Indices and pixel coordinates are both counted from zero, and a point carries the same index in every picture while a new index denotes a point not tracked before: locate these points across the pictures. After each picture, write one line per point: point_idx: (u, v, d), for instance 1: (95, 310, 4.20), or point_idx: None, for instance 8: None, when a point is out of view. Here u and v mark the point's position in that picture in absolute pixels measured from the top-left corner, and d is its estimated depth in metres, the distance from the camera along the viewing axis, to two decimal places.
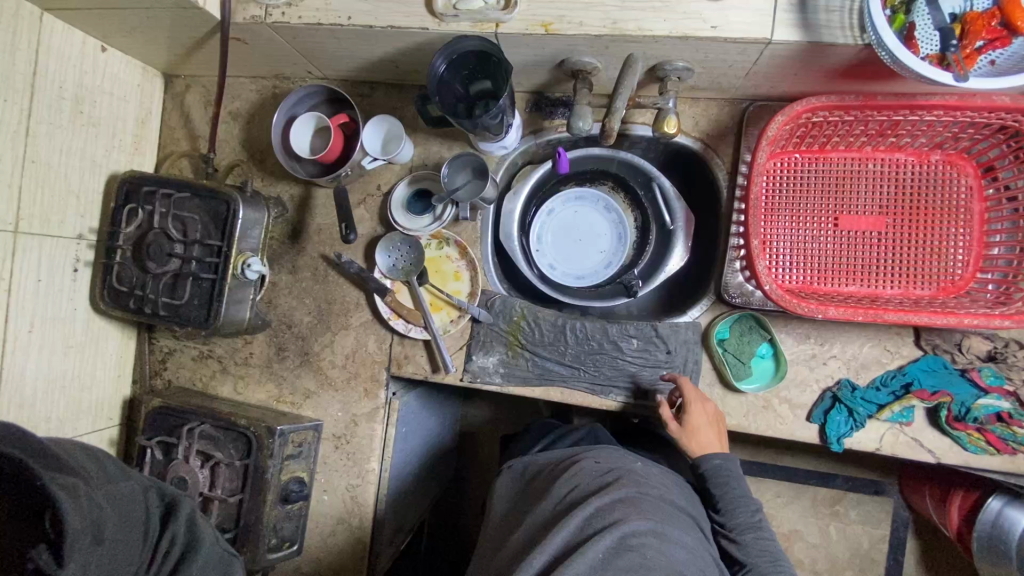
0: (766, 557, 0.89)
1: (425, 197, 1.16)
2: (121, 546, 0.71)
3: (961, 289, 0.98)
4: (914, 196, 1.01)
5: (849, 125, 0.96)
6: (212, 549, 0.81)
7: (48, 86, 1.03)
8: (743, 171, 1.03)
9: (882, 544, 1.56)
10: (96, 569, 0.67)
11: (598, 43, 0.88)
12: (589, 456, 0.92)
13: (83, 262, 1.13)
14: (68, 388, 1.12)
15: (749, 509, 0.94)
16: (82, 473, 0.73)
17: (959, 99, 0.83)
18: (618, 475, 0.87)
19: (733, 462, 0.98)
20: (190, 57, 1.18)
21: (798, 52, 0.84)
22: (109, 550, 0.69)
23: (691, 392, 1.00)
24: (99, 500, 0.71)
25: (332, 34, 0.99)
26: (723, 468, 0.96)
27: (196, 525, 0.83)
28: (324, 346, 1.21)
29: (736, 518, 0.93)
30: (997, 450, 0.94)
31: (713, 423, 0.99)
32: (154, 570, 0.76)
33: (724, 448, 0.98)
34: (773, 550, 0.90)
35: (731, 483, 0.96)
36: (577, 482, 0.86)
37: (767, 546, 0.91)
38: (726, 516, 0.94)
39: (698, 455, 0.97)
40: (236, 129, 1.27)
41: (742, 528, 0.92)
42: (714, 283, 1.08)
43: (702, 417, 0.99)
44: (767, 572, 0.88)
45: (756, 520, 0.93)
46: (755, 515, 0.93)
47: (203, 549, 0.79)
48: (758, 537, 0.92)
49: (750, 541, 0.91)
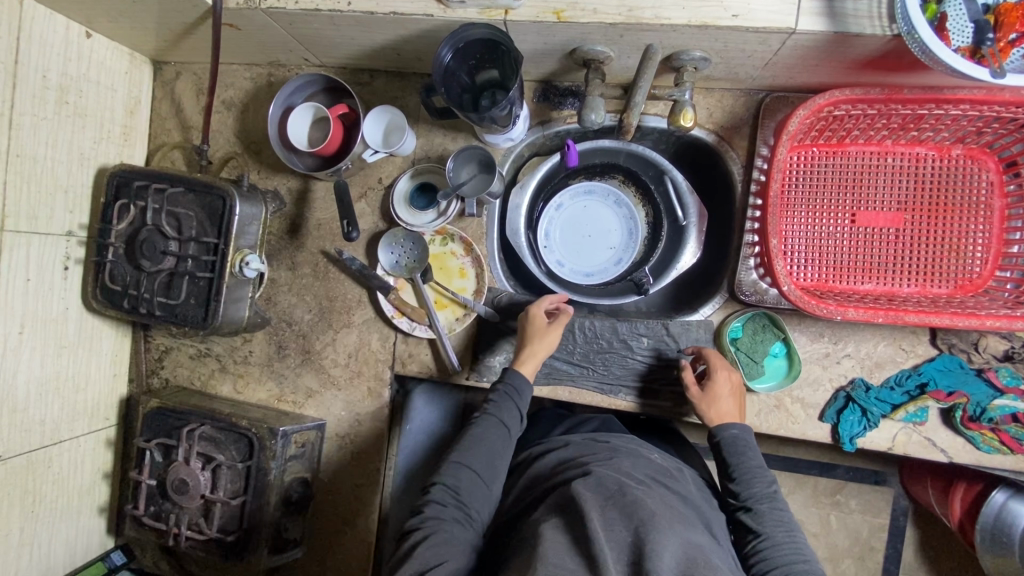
0: (781, 528, 0.83)
1: (427, 191, 1.12)
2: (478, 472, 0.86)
3: (979, 287, 0.96)
4: (934, 191, 0.98)
5: (870, 119, 0.93)
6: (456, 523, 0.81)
7: (31, 75, 0.98)
8: (759, 165, 0.99)
9: (882, 532, 1.57)
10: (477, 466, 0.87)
11: (613, 31, 0.84)
12: (611, 445, 0.91)
13: (73, 259, 1.09)
14: (63, 389, 1.09)
15: (764, 479, 0.88)
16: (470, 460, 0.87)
17: (987, 94, 0.80)
18: (639, 464, 0.86)
19: (749, 432, 0.93)
20: (180, 43, 1.13)
21: (823, 42, 0.80)
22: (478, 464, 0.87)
23: (713, 359, 0.98)
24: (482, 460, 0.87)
25: (331, 21, 0.94)
26: (741, 438, 0.91)
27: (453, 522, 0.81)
28: (326, 344, 1.18)
29: (750, 488, 0.87)
30: (1010, 449, 0.93)
31: (733, 392, 0.96)
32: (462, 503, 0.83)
33: (740, 418, 0.94)
34: (789, 522, 0.84)
35: (748, 453, 0.90)
36: (599, 460, 0.85)
37: (782, 516, 0.85)
38: (741, 485, 0.88)
39: (713, 423, 0.94)
40: (229, 119, 1.21)
41: (758, 497, 0.86)
42: (727, 281, 1.05)
43: (724, 385, 0.96)
44: (783, 542, 0.81)
45: (773, 490, 0.87)
46: (771, 486, 0.87)
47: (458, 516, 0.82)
48: (773, 509, 0.85)
49: (765, 510, 0.85)
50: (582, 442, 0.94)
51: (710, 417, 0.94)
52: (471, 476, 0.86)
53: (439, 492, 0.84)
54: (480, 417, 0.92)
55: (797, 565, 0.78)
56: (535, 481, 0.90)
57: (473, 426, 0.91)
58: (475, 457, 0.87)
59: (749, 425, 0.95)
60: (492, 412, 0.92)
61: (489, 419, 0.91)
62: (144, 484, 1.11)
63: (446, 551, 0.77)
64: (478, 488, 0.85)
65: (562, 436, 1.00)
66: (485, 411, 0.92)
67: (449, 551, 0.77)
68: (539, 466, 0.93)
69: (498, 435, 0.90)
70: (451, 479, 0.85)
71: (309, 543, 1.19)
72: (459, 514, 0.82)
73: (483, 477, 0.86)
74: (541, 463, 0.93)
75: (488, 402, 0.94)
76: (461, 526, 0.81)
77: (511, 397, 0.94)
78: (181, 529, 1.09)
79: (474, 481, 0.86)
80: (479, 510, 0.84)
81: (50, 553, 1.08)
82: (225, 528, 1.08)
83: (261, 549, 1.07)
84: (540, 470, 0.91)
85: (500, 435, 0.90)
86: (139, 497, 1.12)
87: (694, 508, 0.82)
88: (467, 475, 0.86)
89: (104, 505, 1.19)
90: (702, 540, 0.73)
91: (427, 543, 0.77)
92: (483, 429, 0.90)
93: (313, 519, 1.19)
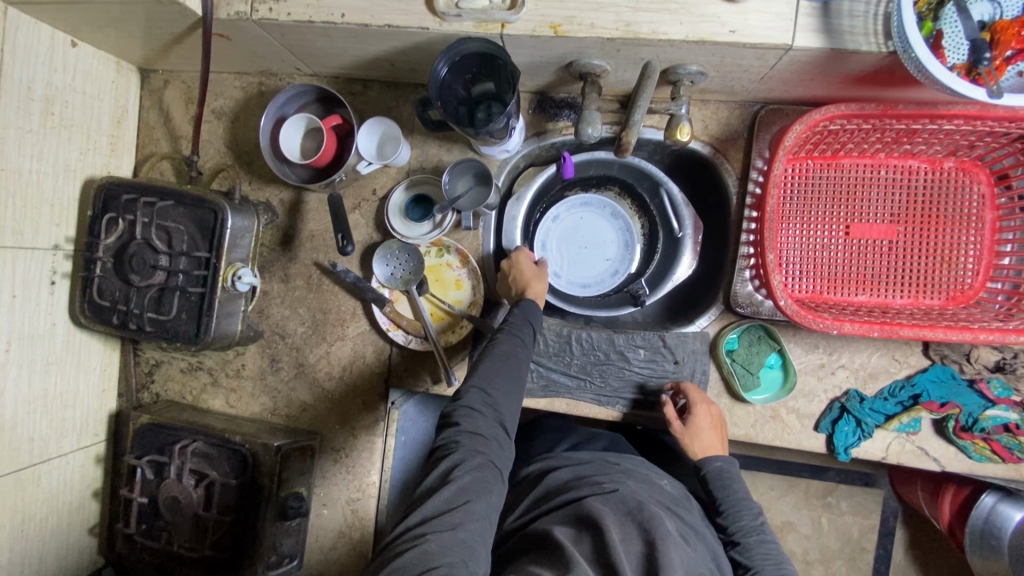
0: (770, 561, 0.88)
1: (424, 202, 1.11)
2: (503, 393, 0.85)
3: (971, 299, 0.98)
4: (926, 203, 0.99)
5: (864, 133, 0.94)
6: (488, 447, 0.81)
7: (15, 86, 0.95)
8: (755, 177, 1.00)
9: (872, 534, 1.59)
10: (503, 388, 0.85)
11: (610, 46, 0.84)
12: (624, 466, 0.93)
13: (60, 273, 1.07)
14: (52, 407, 1.07)
15: (751, 511, 0.93)
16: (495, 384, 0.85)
17: (981, 109, 0.81)
18: (653, 488, 0.88)
19: (733, 464, 0.97)
20: (168, 52, 1.11)
21: (819, 58, 0.80)
22: (504, 388, 0.86)
23: (697, 398, 0.99)
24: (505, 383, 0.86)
25: (324, 33, 0.92)
26: (725, 471, 0.96)
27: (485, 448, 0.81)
28: (320, 357, 1.17)
29: (739, 521, 0.92)
30: (1002, 459, 0.95)
31: (715, 427, 0.98)
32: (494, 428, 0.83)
33: (724, 451, 0.97)
34: (778, 553, 0.89)
35: (733, 488, 0.95)
36: (613, 479, 0.87)
37: (770, 549, 0.89)
38: (729, 520, 0.93)
39: (698, 457, 0.97)
40: (219, 128, 1.19)
41: (746, 530, 0.91)
42: (723, 293, 1.05)
43: (707, 421, 0.97)
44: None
45: (760, 523, 0.92)
46: (758, 518, 0.92)
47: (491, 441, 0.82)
48: (762, 541, 0.90)
49: (754, 544, 0.90)
50: (595, 461, 0.95)
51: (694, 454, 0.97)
52: (501, 392, 0.85)
53: (471, 404, 0.83)
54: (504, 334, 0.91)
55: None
56: (545, 496, 0.91)
57: (497, 340, 0.90)
58: (503, 373, 0.86)
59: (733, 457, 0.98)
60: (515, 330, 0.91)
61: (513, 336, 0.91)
62: (136, 502, 1.09)
63: (487, 471, 0.78)
64: (506, 402, 0.85)
65: (570, 453, 1.00)
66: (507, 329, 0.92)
67: (488, 471, 0.78)
68: (550, 480, 0.94)
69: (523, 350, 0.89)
70: (483, 390, 0.84)
71: (305, 557, 1.18)
72: (493, 427, 0.83)
73: (511, 393, 0.86)
74: (551, 479, 0.94)
75: (509, 323, 0.94)
76: (495, 442, 0.82)
77: (528, 319, 0.95)
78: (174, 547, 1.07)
79: (505, 397, 0.85)
80: (509, 420, 0.85)
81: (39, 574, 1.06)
82: (219, 545, 1.06)
83: (256, 566, 1.06)
84: (550, 485, 0.93)
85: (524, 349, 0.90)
86: (131, 515, 1.10)
87: (701, 539, 0.83)
88: (497, 390, 0.85)
89: (94, 523, 1.17)
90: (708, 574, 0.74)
91: (465, 467, 0.77)
92: (510, 346, 0.90)
93: (308, 533, 1.18)
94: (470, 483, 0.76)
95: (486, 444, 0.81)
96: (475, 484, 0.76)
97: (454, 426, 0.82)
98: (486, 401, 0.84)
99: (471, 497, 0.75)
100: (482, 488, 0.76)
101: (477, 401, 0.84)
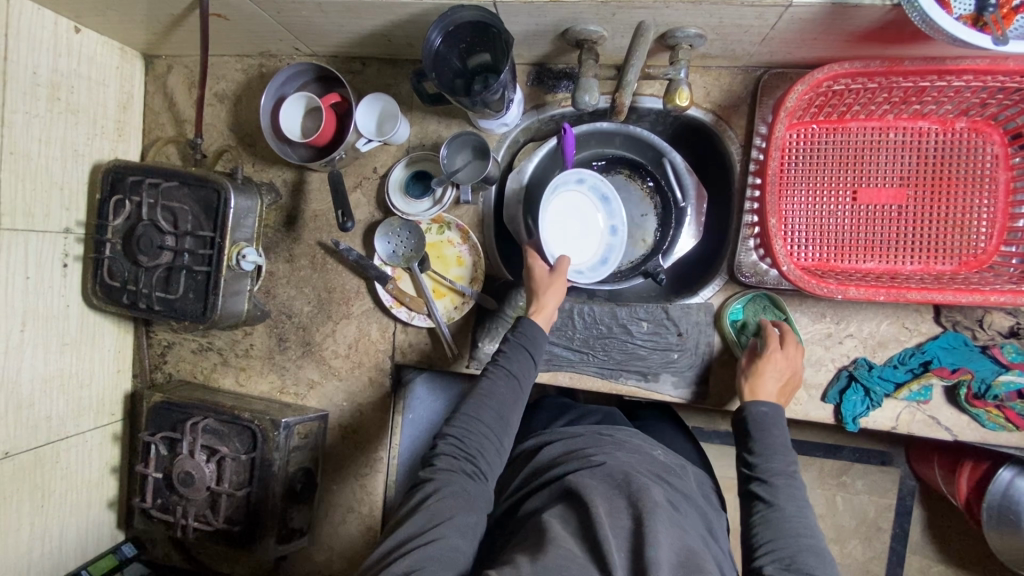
0: (793, 503, 0.78)
1: (423, 179, 1.12)
2: (483, 433, 0.84)
3: (984, 263, 0.95)
4: (938, 165, 0.97)
5: (870, 93, 0.91)
6: (463, 486, 0.79)
7: (21, 71, 0.97)
8: (758, 143, 0.98)
9: (888, 512, 1.57)
10: (484, 427, 0.84)
11: (605, 10, 0.82)
12: (614, 439, 0.92)
13: (72, 256, 1.09)
14: (68, 386, 1.10)
15: (784, 454, 0.83)
16: (476, 425, 0.84)
17: (991, 63, 0.78)
18: (643, 457, 0.87)
19: (780, 412, 0.88)
20: (170, 35, 1.12)
21: (821, 14, 0.78)
22: (483, 427, 0.84)
23: (788, 342, 0.94)
24: (486, 421, 0.85)
25: (319, 8, 0.92)
26: (770, 416, 0.87)
27: (459, 486, 0.78)
28: (326, 336, 1.18)
29: (769, 461, 0.83)
30: (1015, 426, 0.92)
31: (789, 380, 0.92)
32: (472, 469, 0.82)
33: (777, 402, 0.89)
34: (804, 499, 0.79)
35: (771, 431, 0.85)
36: (602, 451, 0.87)
37: (795, 495, 0.80)
38: (756, 458, 0.83)
39: (749, 397, 0.90)
40: (222, 112, 1.21)
41: (775, 472, 0.81)
42: (727, 263, 1.04)
43: (791, 367, 0.93)
44: (791, 516, 0.77)
45: (791, 468, 0.82)
46: (791, 465, 0.83)
47: (466, 482, 0.79)
48: (790, 485, 0.80)
49: (779, 485, 0.80)
50: (586, 435, 0.94)
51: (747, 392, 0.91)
52: (483, 432, 0.84)
53: (449, 439, 0.84)
54: (490, 370, 0.89)
55: (802, 540, 0.74)
56: (537, 472, 0.91)
57: (486, 376, 0.89)
58: (485, 413, 0.85)
59: (783, 414, 0.88)
60: (501, 366, 0.89)
61: (497, 373, 0.89)
62: (150, 477, 1.12)
63: (459, 503, 0.76)
64: (487, 442, 0.84)
65: (564, 428, 1.00)
66: (494, 365, 0.90)
67: (461, 502, 0.76)
68: (543, 455, 0.94)
69: (508, 388, 0.88)
70: (460, 427, 0.84)
71: (316, 532, 1.21)
72: (470, 466, 0.82)
73: (494, 434, 0.85)
74: (542, 454, 0.94)
75: (502, 355, 0.91)
76: (473, 481, 0.80)
77: (525, 346, 0.92)
78: (188, 521, 1.10)
79: (486, 438, 0.84)
80: (489, 462, 0.83)
81: (61, 547, 1.10)
82: (231, 519, 1.09)
83: (266, 540, 1.09)
84: (541, 460, 0.93)
85: (509, 387, 0.88)
86: (146, 489, 1.13)
87: (695, 506, 0.82)
88: (478, 430, 0.84)
89: (113, 499, 1.21)
90: (697, 539, 0.72)
91: (436, 499, 0.76)
92: (495, 380, 0.88)
93: (319, 508, 1.20)
94: (441, 510, 0.75)
95: (458, 480, 0.79)
96: (450, 515, 0.74)
97: (433, 463, 0.82)
98: (464, 439, 0.83)
99: (445, 526, 0.73)
100: (457, 518, 0.74)
101: (455, 442, 0.83)
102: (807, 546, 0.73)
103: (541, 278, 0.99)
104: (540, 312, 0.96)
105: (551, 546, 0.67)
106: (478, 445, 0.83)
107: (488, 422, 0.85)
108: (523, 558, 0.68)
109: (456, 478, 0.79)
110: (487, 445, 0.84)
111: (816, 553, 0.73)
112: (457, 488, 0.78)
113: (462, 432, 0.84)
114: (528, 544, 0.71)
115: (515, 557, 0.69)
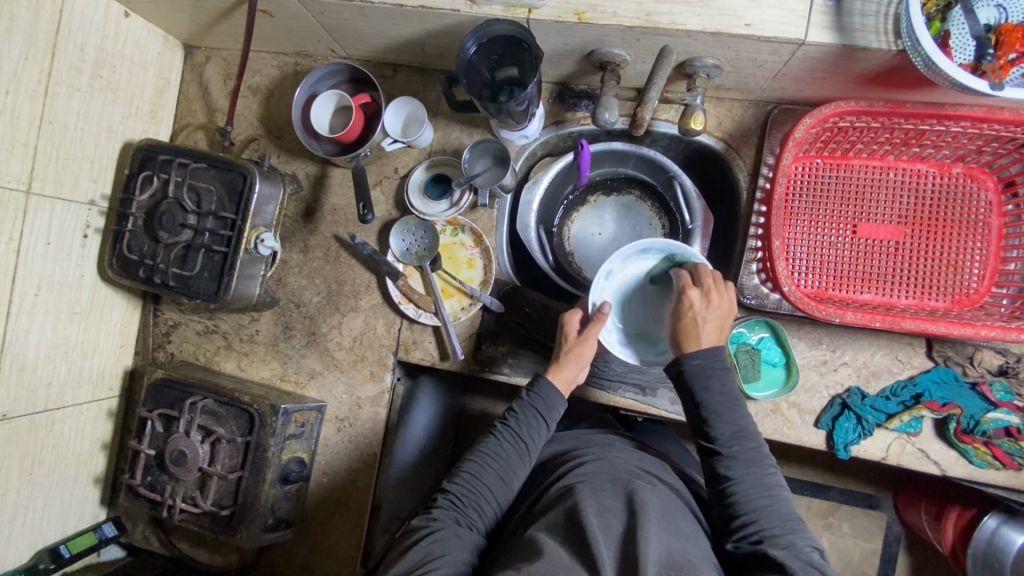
0: (752, 469, 0.80)
1: (442, 182, 1.16)
2: (483, 491, 0.85)
3: (976, 302, 0.99)
4: (934, 206, 1.02)
5: (874, 132, 0.96)
6: (459, 537, 0.79)
7: (70, 47, 1.02)
8: (765, 172, 1.02)
9: (874, 558, 1.53)
10: (484, 484, 0.85)
11: (631, 35, 0.88)
12: (602, 441, 0.95)
13: (92, 228, 1.12)
14: (71, 354, 1.11)
15: (734, 412, 0.83)
16: (478, 482, 0.85)
17: (987, 112, 0.85)
18: (632, 455, 0.90)
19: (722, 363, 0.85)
20: (213, 28, 1.18)
21: (831, 54, 0.84)
22: (483, 484, 0.85)
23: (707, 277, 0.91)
24: (490, 480, 0.86)
25: (361, 13, 0.98)
26: (705, 368, 0.83)
27: (455, 535, 0.79)
28: (332, 327, 1.20)
29: (717, 430, 0.82)
30: (1003, 464, 0.95)
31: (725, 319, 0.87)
32: (469, 522, 0.82)
33: (712, 348, 0.85)
34: (759, 458, 0.81)
35: (713, 387, 0.83)
36: (593, 452, 0.89)
37: (755, 455, 0.81)
38: (707, 428, 0.83)
39: (682, 350, 0.86)
40: (254, 104, 1.26)
41: (727, 440, 0.82)
42: (729, 285, 1.06)
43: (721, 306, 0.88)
44: (751, 486, 0.79)
45: (743, 428, 0.82)
46: (743, 422, 0.82)
47: (462, 531, 0.80)
48: (744, 449, 0.81)
49: (736, 453, 0.81)
50: (577, 437, 0.97)
51: (677, 343, 0.87)
52: (482, 492, 0.85)
53: (451, 492, 0.85)
54: (498, 430, 0.90)
55: (770, 510, 0.77)
56: (533, 477, 0.93)
57: (493, 436, 0.90)
58: (487, 473, 0.86)
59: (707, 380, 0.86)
60: (510, 427, 0.90)
61: (506, 434, 0.89)
62: (142, 453, 1.11)
63: (454, 548, 0.76)
64: (485, 501, 0.85)
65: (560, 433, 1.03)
66: (504, 425, 0.91)
67: (456, 546, 0.77)
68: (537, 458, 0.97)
69: (514, 451, 0.88)
70: (461, 481, 0.85)
71: (299, 525, 1.19)
72: (467, 519, 0.83)
73: (494, 495, 0.85)
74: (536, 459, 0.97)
75: (516, 414, 0.91)
76: (468, 531, 0.81)
77: (538, 410, 0.91)
78: (175, 501, 1.08)
79: (485, 498, 0.85)
80: (485, 520, 0.84)
81: (44, 519, 1.08)
82: (219, 503, 1.08)
83: (252, 528, 1.07)
84: (536, 464, 0.96)
85: (515, 450, 0.88)
86: (137, 466, 1.12)
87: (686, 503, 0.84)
88: (479, 489, 0.85)
89: (99, 475, 1.20)
90: (688, 534, 0.73)
91: (430, 538, 0.77)
92: (502, 442, 0.89)
93: (306, 499, 1.19)
94: (434, 548, 0.75)
95: (455, 529, 0.80)
96: (443, 557, 0.74)
97: (431, 508, 0.84)
98: (464, 493, 0.84)
99: (440, 565, 0.73)
100: (450, 561, 0.74)
101: (454, 498, 0.84)
102: (771, 513, 0.76)
103: (567, 339, 0.95)
104: (558, 374, 0.93)
105: (545, 549, 0.66)
106: (476, 501, 0.84)
107: (489, 481, 0.86)
108: (517, 560, 0.67)
109: (453, 526, 0.80)
110: (485, 504, 0.84)
111: (783, 519, 0.76)
112: (453, 536, 0.78)
113: (464, 488, 0.85)
114: (521, 546, 0.70)
115: (508, 560, 0.68)
